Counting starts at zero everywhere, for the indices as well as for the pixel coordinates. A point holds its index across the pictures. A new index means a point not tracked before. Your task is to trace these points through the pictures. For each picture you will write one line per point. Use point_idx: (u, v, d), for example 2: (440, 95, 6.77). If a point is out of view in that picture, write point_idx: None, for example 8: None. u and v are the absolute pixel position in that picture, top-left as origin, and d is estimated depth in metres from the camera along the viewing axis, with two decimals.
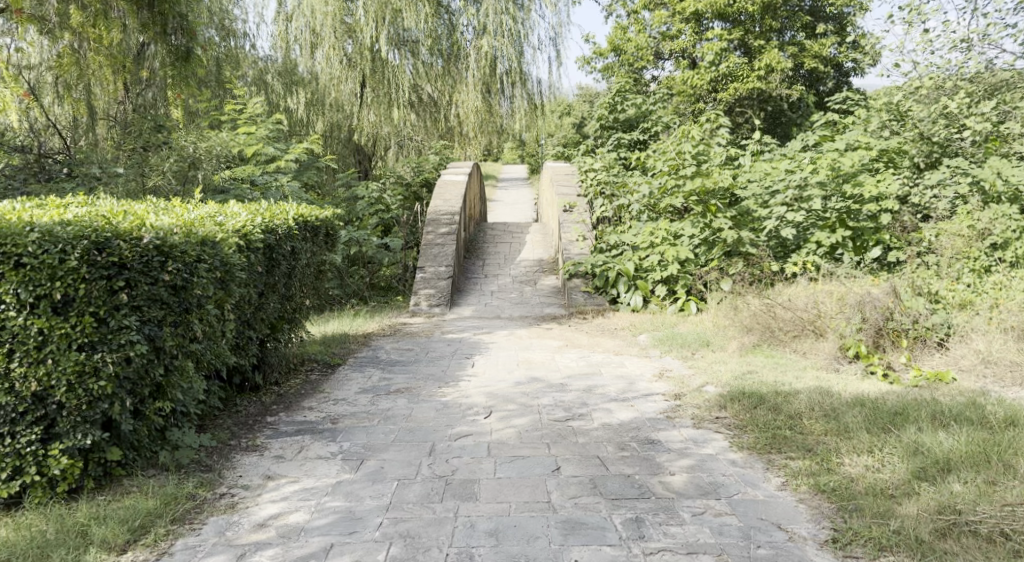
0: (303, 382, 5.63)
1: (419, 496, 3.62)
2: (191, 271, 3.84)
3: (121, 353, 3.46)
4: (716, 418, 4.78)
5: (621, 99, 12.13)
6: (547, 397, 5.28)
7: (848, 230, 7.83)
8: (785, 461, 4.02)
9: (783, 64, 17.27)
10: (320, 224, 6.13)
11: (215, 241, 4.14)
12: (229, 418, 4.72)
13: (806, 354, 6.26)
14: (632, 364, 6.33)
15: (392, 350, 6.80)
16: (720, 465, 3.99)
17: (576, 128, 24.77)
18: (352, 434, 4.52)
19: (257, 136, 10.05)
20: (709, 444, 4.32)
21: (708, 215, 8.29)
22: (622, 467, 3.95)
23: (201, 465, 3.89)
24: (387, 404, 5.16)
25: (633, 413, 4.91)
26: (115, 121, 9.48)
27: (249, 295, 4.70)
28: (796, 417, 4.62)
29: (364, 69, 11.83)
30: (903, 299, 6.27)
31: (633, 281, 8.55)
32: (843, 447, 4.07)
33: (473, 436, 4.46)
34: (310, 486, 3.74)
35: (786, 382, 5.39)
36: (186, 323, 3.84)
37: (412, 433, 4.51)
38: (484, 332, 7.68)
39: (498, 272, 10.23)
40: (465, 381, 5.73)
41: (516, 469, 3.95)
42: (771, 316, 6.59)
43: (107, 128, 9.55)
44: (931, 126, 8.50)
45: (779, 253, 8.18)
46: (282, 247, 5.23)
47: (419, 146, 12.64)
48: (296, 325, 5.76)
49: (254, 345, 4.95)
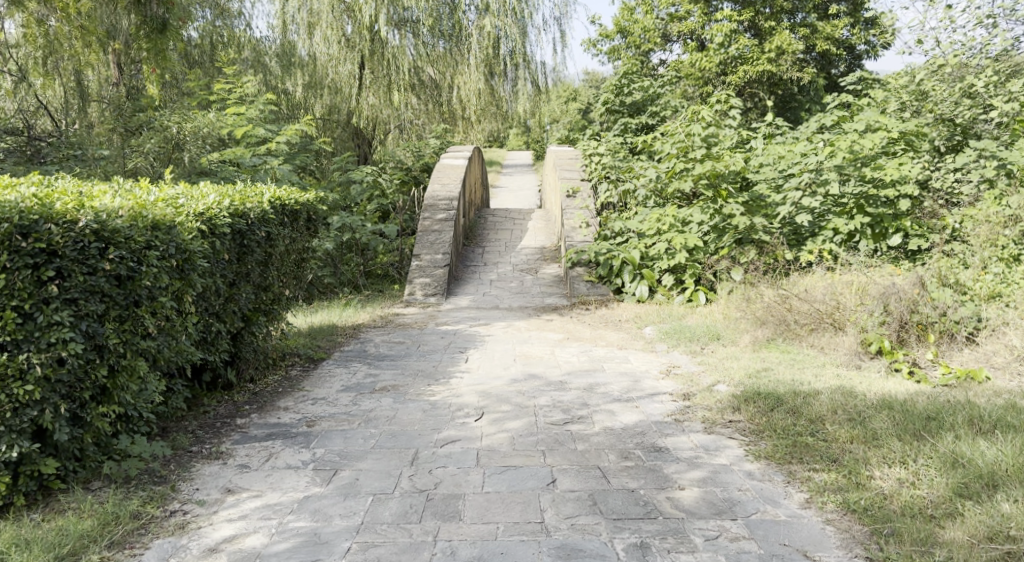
0: (281, 379, 5.22)
1: (394, 515, 3.20)
2: (140, 257, 3.43)
3: (52, 353, 3.06)
4: (729, 422, 4.34)
5: (627, 82, 11.63)
6: (545, 397, 4.85)
7: (867, 216, 7.37)
8: (808, 474, 3.59)
9: (795, 46, 16.74)
10: (301, 207, 5.66)
11: (171, 224, 3.73)
12: (195, 421, 4.32)
13: (824, 350, 5.80)
14: (637, 359, 5.91)
15: (381, 343, 6.36)
16: (736, 478, 3.56)
17: (583, 113, 24.25)
18: (327, 439, 4.10)
19: (247, 117, 9.60)
20: (723, 453, 3.88)
21: (719, 201, 7.83)
22: (625, 480, 3.52)
23: (154, 477, 3.50)
24: (370, 404, 4.73)
25: (637, 416, 4.48)
26: (105, 103, 9.36)
27: (214, 286, 4.28)
28: (818, 421, 4.19)
29: (363, 49, 11.31)
30: (928, 291, 5.87)
31: (638, 269, 8.09)
32: (871, 457, 3.64)
33: (462, 443, 4.03)
34: (274, 503, 3.33)
35: (805, 381, 4.95)
36: (135, 318, 3.43)
37: (394, 439, 4.09)
38: (482, 323, 7.26)
39: (498, 260, 9.78)
40: (458, 379, 5.29)
41: (507, 481, 3.52)
42: (786, 309, 6.17)
43: (95, 110, 9.28)
44: (953, 107, 8.02)
45: (792, 241, 7.68)
46: (254, 233, 4.79)
47: (419, 129, 12.03)
48: (275, 318, 5.33)
49: (224, 341, 4.54)
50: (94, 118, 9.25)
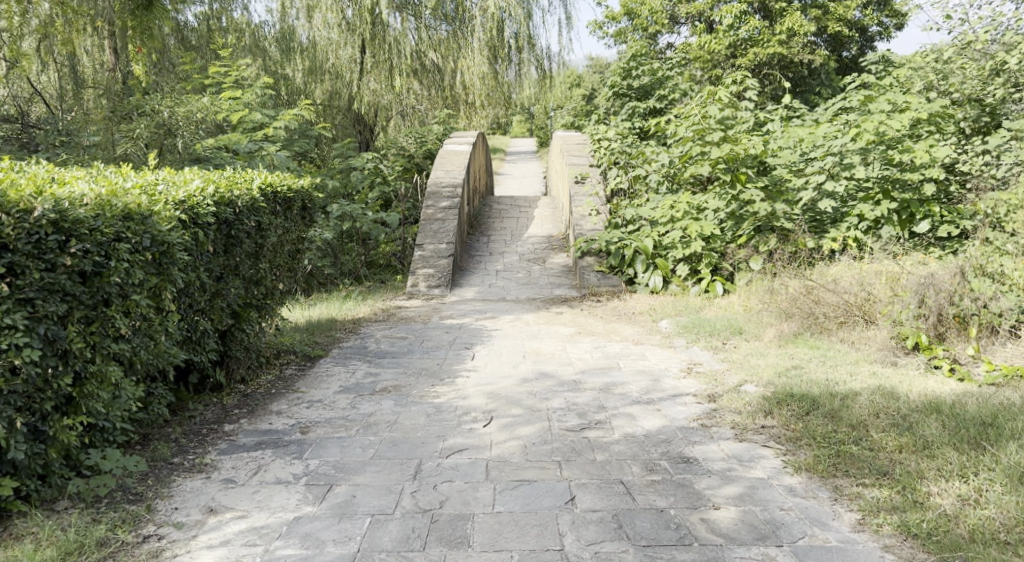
0: (274, 380, 4.85)
1: (395, 541, 2.85)
2: (108, 251, 3.08)
3: (4, 361, 2.73)
4: (762, 427, 3.97)
5: (635, 64, 11.13)
6: (558, 399, 4.48)
7: (893, 202, 6.95)
8: (857, 489, 3.22)
9: (805, 27, 16.36)
10: (296, 195, 5.27)
11: (146, 213, 3.36)
12: (178, 427, 3.96)
13: (855, 345, 5.44)
14: (655, 356, 5.54)
15: (382, 339, 6.00)
16: (776, 495, 3.20)
17: (588, 99, 23.80)
18: (322, 448, 3.73)
19: (244, 102, 9.15)
20: (758, 464, 3.51)
21: (736, 185, 7.43)
22: (653, 497, 3.15)
23: (128, 494, 3.14)
24: (369, 407, 4.37)
25: (660, 421, 4.11)
26: (99, 89, 9.05)
27: (198, 280, 3.92)
28: (860, 427, 3.81)
29: (363, 33, 10.61)
30: (968, 281, 5.38)
31: (652, 259, 7.71)
32: (926, 470, 3.27)
33: (470, 452, 3.66)
34: (260, 525, 2.98)
35: (841, 381, 4.56)
36: (103, 318, 3.09)
37: (395, 448, 3.72)
38: (488, 316, 6.90)
39: (505, 250, 9.40)
40: (464, 378, 4.93)
41: (520, 499, 3.16)
42: (812, 301, 5.82)
43: (93, 97, 8.98)
44: (980, 87, 7.64)
45: (814, 229, 7.31)
46: (243, 222, 4.41)
47: (422, 115, 11.52)
48: (267, 313, 4.96)
49: (211, 340, 4.17)
50: (88, 106, 8.93)
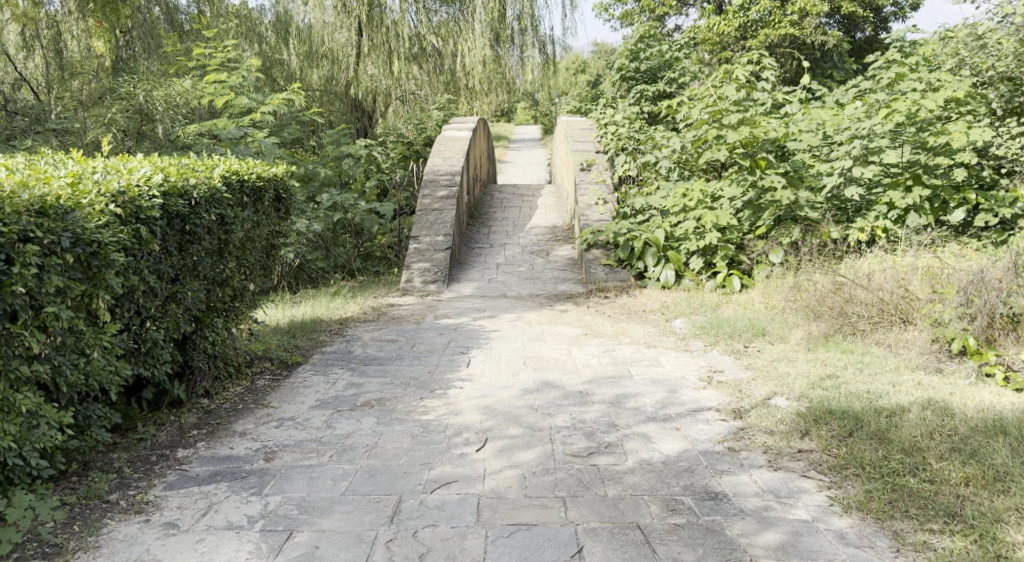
0: (242, 393, 4.30)
1: None
2: (10, 254, 2.60)
3: None
4: (799, 453, 3.41)
5: (643, 46, 10.44)
6: (563, 415, 3.94)
7: (924, 189, 6.29)
8: (923, 537, 2.68)
9: (819, 7, 15.70)
10: (268, 184, 4.70)
11: (65, 208, 2.84)
12: (124, 452, 3.44)
13: (892, 348, 4.87)
14: (670, 361, 4.99)
15: (369, 342, 5.45)
16: (825, 544, 2.66)
17: (592, 85, 23.17)
18: (287, 480, 3.19)
19: (229, 85, 8.47)
20: (799, 502, 2.97)
21: (756, 172, 6.82)
22: (676, 549, 2.62)
23: (43, 547, 2.63)
24: (347, 427, 3.82)
25: (680, 444, 3.55)
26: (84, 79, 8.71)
27: (142, 283, 3.39)
28: (915, 451, 3.25)
29: (359, 15, 10.01)
30: (1019, 276, 4.77)
31: (663, 252, 7.13)
32: (1005, 512, 2.73)
33: (459, 487, 3.11)
34: None
35: (884, 394, 3.98)
36: (7, 336, 2.61)
37: (371, 481, 3.18)
38: (488, 314, 6.36)
39: (506, 241, 8.84)
40: (457, 390, 4.37)
41: (516, 551, 2.62)
42: (843, 299, 5.24)
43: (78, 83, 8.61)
44: (1017, 63, 6.75)
45: (839, 219, 6.71)
46: (200, 216, 3.86)
47: (422, 102, 10.79)
48: (235, 318, 4.40)
49: (166, 352, 3.62)
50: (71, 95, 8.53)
